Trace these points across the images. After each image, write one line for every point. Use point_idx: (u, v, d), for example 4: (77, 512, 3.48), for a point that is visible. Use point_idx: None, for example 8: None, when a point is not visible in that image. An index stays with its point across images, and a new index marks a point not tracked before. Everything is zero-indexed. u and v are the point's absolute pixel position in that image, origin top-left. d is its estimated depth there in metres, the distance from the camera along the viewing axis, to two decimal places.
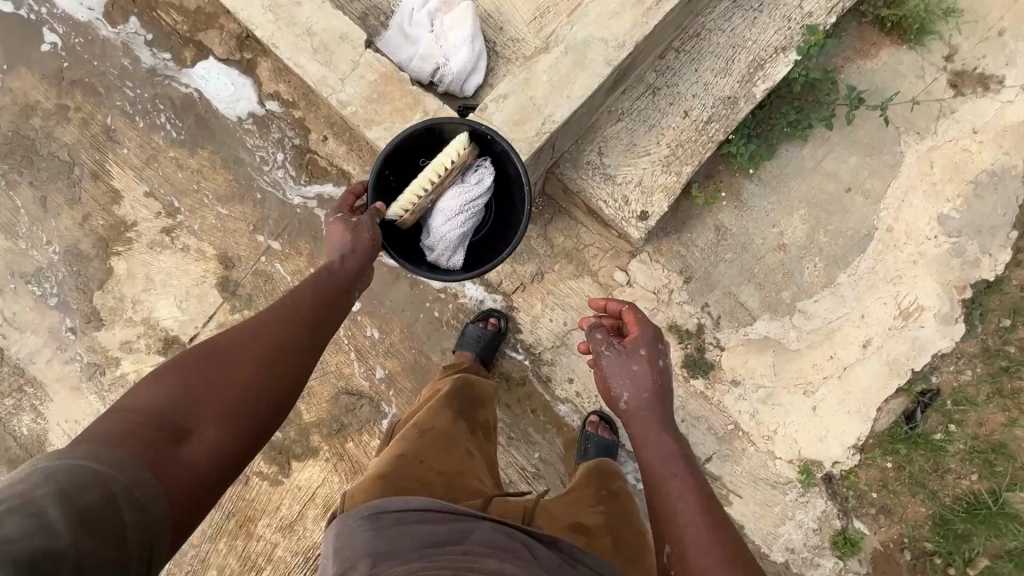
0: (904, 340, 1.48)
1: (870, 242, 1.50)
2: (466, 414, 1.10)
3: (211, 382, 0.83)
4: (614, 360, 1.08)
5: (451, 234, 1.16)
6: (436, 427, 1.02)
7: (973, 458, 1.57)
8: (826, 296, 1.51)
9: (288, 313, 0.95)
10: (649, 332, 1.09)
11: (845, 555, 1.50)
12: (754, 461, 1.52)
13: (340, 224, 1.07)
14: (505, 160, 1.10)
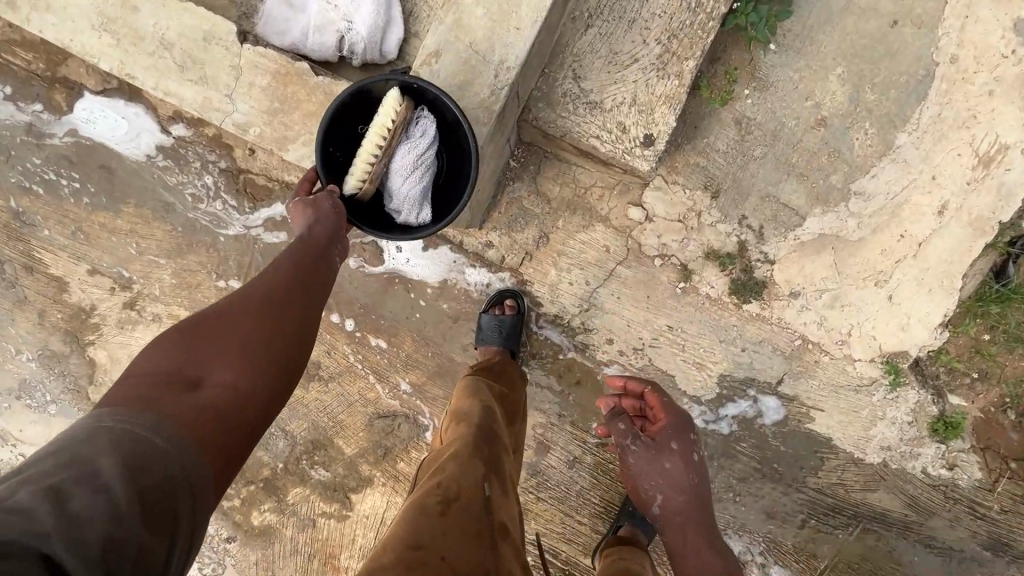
0: (987, 192, 1.22)
1: (931, 84, 1.20)
2: (495, 468, 0.95)
3: (219, 348, 0.70)
4: (643, 454, 1.10)
5: (408, 194, 0.85)
6: (456, 489, 0.89)
7: None
8: (885, 167, 1.24)
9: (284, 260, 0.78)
10: (676, 422, 1.13)
11: (946, 438, 1.39)
12: (831, 370, 1.37)
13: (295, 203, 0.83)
14: (450, 103, 0.81)
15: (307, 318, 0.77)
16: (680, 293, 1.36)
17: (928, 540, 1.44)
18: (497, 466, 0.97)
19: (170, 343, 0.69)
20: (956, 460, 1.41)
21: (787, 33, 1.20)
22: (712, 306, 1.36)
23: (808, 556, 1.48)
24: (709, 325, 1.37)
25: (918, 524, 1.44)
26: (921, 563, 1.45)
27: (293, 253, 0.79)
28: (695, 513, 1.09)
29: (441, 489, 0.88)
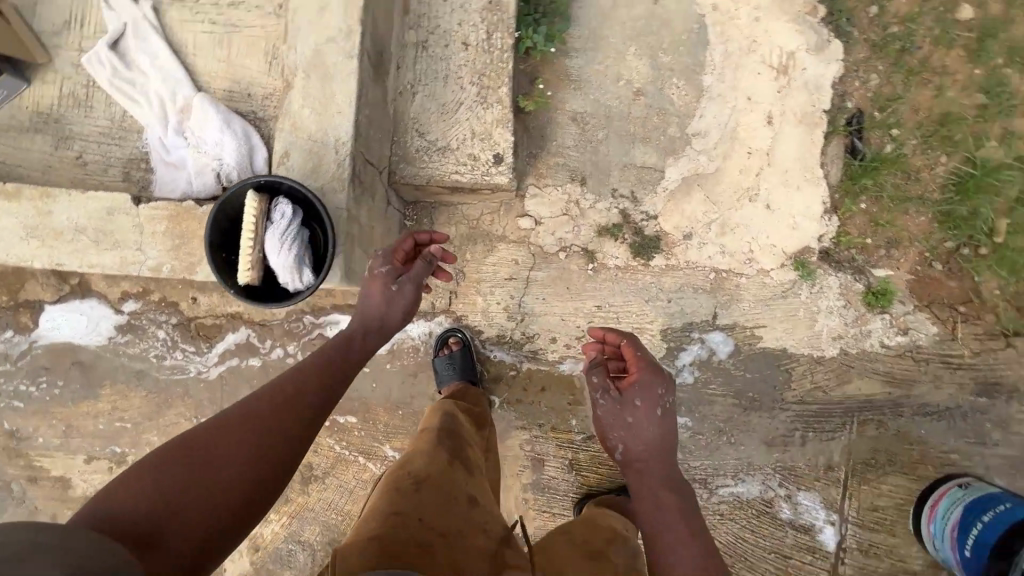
0: (800, 91, 1.42)
1: (709, 32, 1.43)
2: (459, 455, 1.04)
3: (204, 474, 0.78)
4: (610, 407, 1.15)
5: (284, 260, 1.00)
6: (425, 474, 0.95)
7: (928, 145, 1.52)
8: (707, 106, 1.43)
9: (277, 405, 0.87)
10: (642, 372, 1.15)
11: (886, 306, 1.46)
12: (753, 288, 1.47)
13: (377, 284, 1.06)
14: (289, 181, 1.00)
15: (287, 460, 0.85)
16: (593, 274, 1.48)
17: (924, 408, 1.46)
18: (461, 454, 1.05)
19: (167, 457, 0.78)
20: (907, 324, 1.47)
21: (579, 41, 1.44)
22: (625, 273, 1.48)
23: (824, 469, 1.48)
24: (631, 291, 1.48)
25: (906, 396, 1.46)
26: (929, 433, 1.46)
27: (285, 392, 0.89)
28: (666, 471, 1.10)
29: (411, 473, 0.96)
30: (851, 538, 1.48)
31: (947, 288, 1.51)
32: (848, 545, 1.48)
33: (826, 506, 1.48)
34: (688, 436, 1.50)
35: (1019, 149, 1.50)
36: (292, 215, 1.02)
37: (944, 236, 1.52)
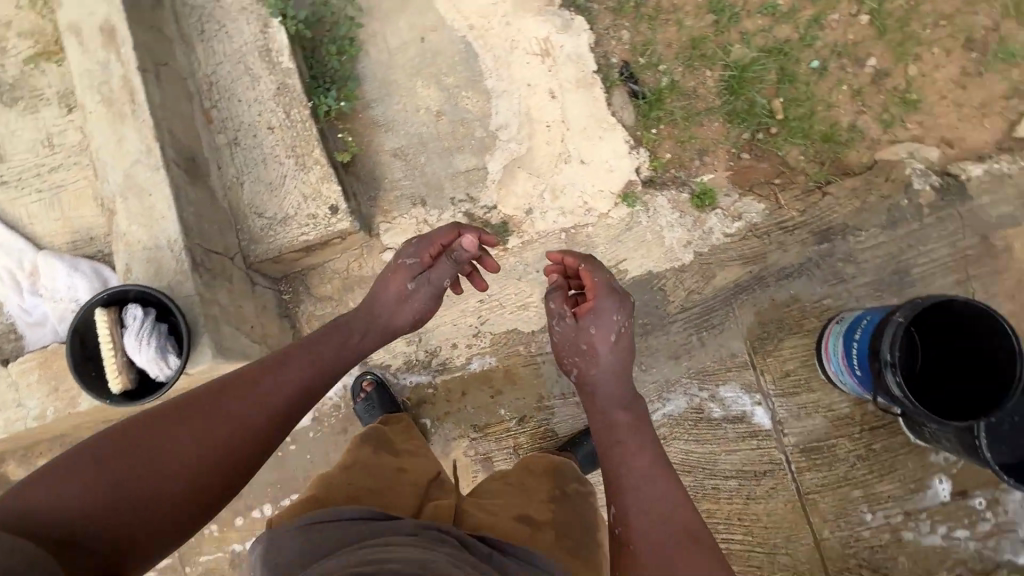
0: (566, 65, 1.66)
1: (475, 46, 1.66)
2: (388, 446, 1.32)
3: (171, 454, 0.97)
4: (566, 330, 1.37)
5: (147, 355, 1.11)
6: (358, 466, 1.22)
7: (691, 67, 1.78)
8: (499, 103, 1.65)
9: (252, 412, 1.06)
10: (599, 298, 1.33)
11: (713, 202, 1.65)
12: (602, 232, 1.64)
13: (394, 276, 1.35)
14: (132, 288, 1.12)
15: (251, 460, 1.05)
16: (464, 274, 1.62)
17: (784, 272, 1.63)
18: (388, 444, 1.33)
19: (144, 429, 0.98)
20: (738, 210, 1.67)
21: (373, 93, 1.65)
22: (491, 262, 1.63)
23: (730, 359, 1.60)
24: (502, 276, 1.62)
25: (764, 268, 1.63)
26: (797, 290, 1.62)
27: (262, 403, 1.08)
28: (620, 391, 1.32)
29: (341, 463, 1.24)
30: (781, 409, 1.59)
31: (759, 170, 1.74)
32: (782, 416, 1.59)
33: (747, 390, 1.60)
34: None
35: (761, 43, 1.78)
36: (144, 313, 1.14)
37: (738, 130, 1.76)
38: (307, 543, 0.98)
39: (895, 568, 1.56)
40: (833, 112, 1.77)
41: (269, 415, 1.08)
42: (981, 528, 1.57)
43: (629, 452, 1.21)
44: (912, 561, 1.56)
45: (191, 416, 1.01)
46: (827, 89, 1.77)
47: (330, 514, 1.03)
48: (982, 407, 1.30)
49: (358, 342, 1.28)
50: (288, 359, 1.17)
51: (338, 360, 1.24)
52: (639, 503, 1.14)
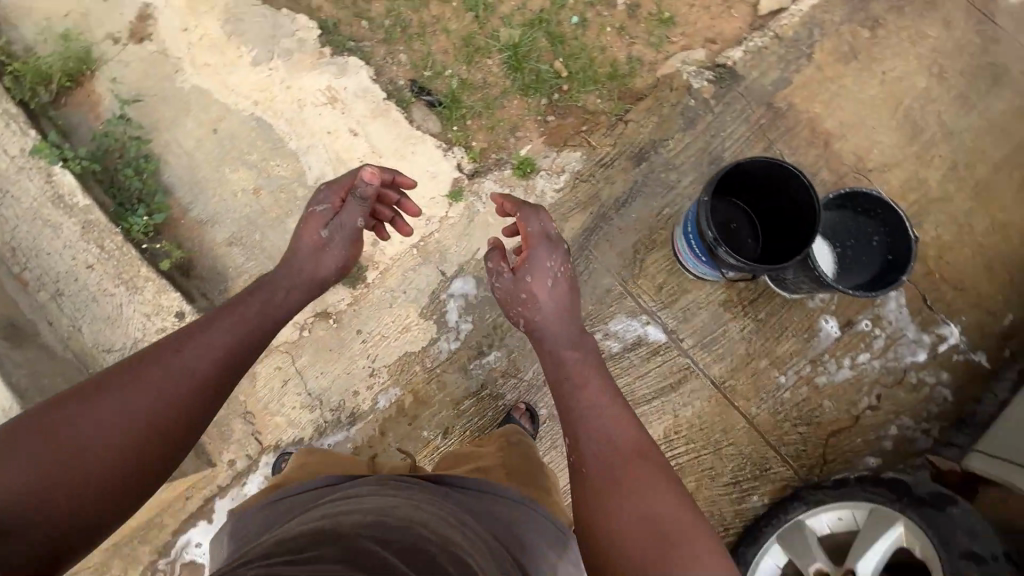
0: (356, 102, 1.77)
1: (266, 118, 1.73)
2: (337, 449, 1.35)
3: (111, 429, 0.95)
4: (507, 283, 1.50)
5: None
6: (311, 460, 1.25)
7: (472, 61, 1.92)
8: (308, 158, 1.71)
9: (188, 381, 1.06)
10: (535, 246, 1.46)
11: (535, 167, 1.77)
12: (447, 232, 1.71)
13: (309, 223, 1.40)
14: None
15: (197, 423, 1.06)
16: (339, 323, 1.65)
17: (619, 201, 1.75)
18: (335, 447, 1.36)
19: (72, 411, 0.95)
20: (560, 165, 1.79)
21: (187, 196, 1.68)
22: (359, 302, 1.66)
23: (607, 296, 1.70)
24: (374, 310, 1.66)
25: (602, 205, 1.75)
26: (638, 212, 1.75)
27: (198, 373, 1.08)
28: (565, 333, 1.46)
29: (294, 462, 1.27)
30: (668, 319, 1.69)
31: (566, 126, 1.89)
32: (672, 325, 1.69)
33: (633, 315, 1.69)
34: (506, 362, 1.66)
35: (522, 19, 1.94)
36: None
37: (534, 99, 1.91)
38: (271, 514, 1.05)
39: (824, 412, 1.67)
40: (608, 52, 1.94)
41: (216, 369, 1.10)
42: (877, 346, 1.72)
43: (584, 386, 1.35)
44: (834, 400, 1.68)
45: (133, 381, 1.01)
46: (594, 35, 1.94)
47: (294, 486, 1.11)
48: (787, 257, 1.44)
49: (285, 296, 1.31)
50: (223, 322, 1.18)
51: (264, 320, 1.24)
52: (592, 427, 1.26)
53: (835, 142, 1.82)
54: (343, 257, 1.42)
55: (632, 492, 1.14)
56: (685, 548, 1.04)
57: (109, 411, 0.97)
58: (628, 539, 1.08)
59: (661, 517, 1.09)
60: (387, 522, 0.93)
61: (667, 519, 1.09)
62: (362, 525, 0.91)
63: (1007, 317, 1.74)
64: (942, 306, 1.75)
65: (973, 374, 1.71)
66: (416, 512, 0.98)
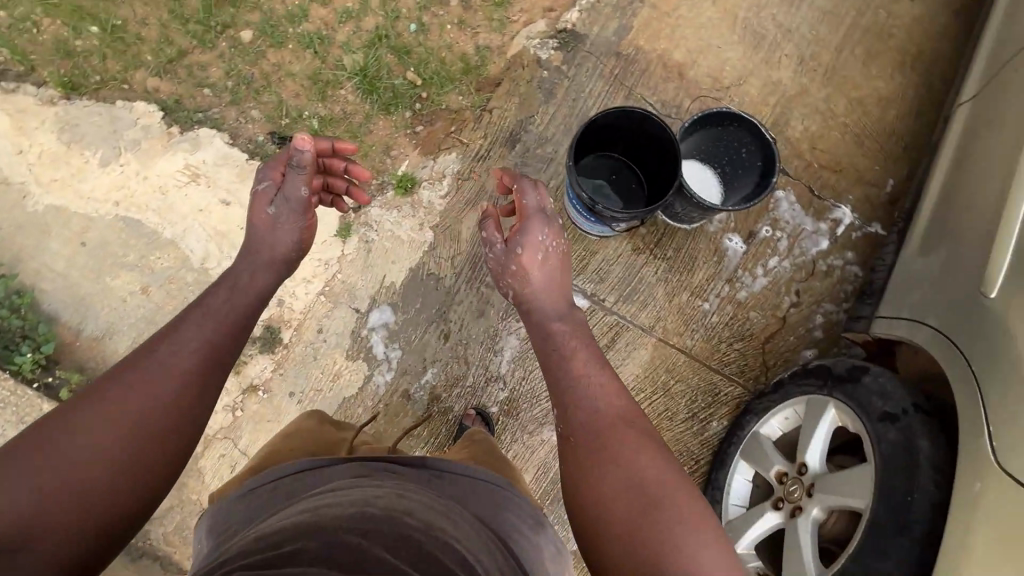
0: (220, 172, 1.73)
1: (132, 215, 1.68)
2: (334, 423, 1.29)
3: (111, 434, 0.96)
4: (500, 253, 1.49)
5: None
6: (300, 437, 1.20)
7: (326, 97, 1.91)
8: (188, 241, 1.67)
9: (176, 377, 1.06)
10: (530, 218, 1.46)
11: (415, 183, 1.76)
12: (350, 270, 1.69)
13: (258, 196, 1.43)
14: None
15: (195, 416, 1.07)
16: (269, 393, 1.62)
17: (505, 188, 1.78)
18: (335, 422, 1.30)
19: (69, 422, 0.95)
20: (439, 171, 1.79)
21: (75, 317, 1.62)
22: (283, 366, 1.63)
23: None
24: (300, 368, 1.64)
25: (490, 197, 1.77)
26: None
27: (186, 370, 1.08)
28: (556, 306, 1.45)
29: (287, 431, 1.22)
30: (585, 285, 1.72)
31: (436, 132, 1.90)
32: (590, 289, 1.72)
33: None
34: (444, 376, 1.67)
35: (363, 42, 1.93)
36: None
37: (398, 115, 1.91)
38: (250, 507, 1.00)
39: (752, 324, 1.74)
40: (456, 49, 1.94)
41: (200, 363, 1.11)
42: (782, 247, 1.79)
43: (575, 357, 1.32)
44: (759, 310, 1.75)
45: (124, 389, 1.01)
46: (437, 36, 1.95)
47: (274, 473, 1.04)
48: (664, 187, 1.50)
49: (248, 281, 1.33)
50: (200, 321, 1.17)
51: (237, 314, 1.24)
52: (582, 396, 1.24)
53: (689, 71, 1.88)
54: (297, 228, 1.43)
55: (626, 455, 1.11)
56: (669, 515, 1.02)
57: (106, 418, 0.97)
58: (613, 505, 1.06)
59: (647, 481, 1.07)
60: (371, 511, 0.90)
61: (655, 481, 1.07)
62: (344, 517, 0.87)
63: (889, 183, 1.83)
64: (828, 193, 1.83)
65: (875, 245, 1.79)
66: (401, 500, 0.94)
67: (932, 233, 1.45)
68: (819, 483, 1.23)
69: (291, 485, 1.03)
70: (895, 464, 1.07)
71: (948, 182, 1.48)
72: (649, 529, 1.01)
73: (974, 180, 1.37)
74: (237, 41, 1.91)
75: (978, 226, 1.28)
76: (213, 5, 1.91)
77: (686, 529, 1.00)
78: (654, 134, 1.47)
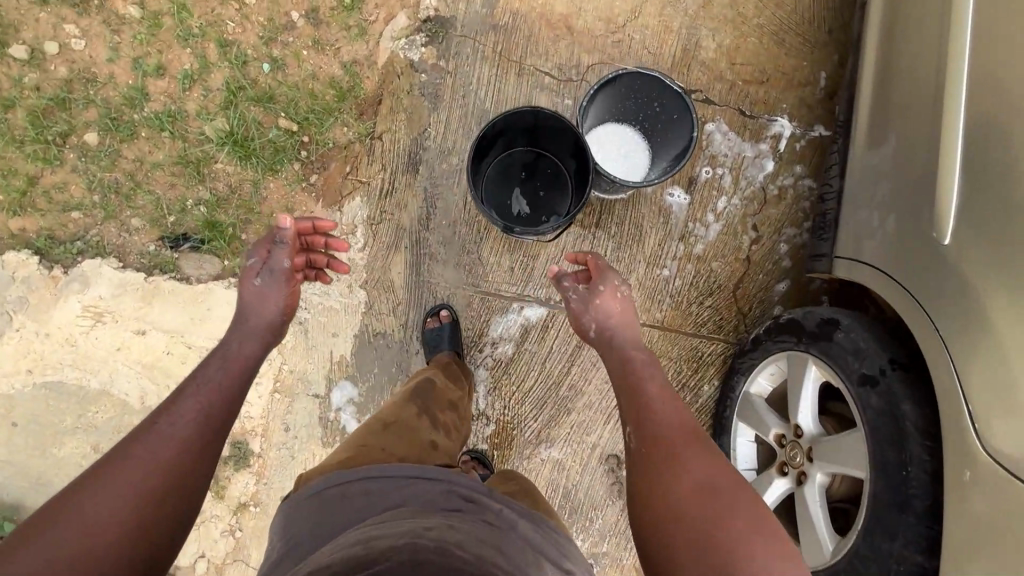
0: (124, 301, 1.60)
1: (52, 377, 1.56)
2: (428, 408, 1.27)
3: (117, 504, 0.85)
4: (581, 297, 1.43)
5: None
6: (396, 425, 1.17)
7: (204, 177, 1.72)
8: (119, 385, 1.56)
9: (178, 440, 0.95)
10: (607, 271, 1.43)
11: None
12: (295, 357, 1.60)
13: (246, 282, 1.29)
14: None
15: (198, 482, 0.95)
16: (260, 506, 1.57)
17: (424, 218, 1.63)
18: (431, 409, 1.28)
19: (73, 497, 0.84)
20: (349, 223, 1.64)
21: (38, 499, 1.54)
22: (264, 475, 1.57)
23: (471, 309, 1.62)
24: (281, 472, 1.58)
25: (411, 233, 1.63)
26: (447, 215, 1.63)
27: (187, 434, 0.97)
28: (632, 336, 1.38)
29: (380, 419, 1.18)
30: (538, 293, 1.62)
31: (333, 176, 1.73)
32: (544, 296, 1.62)
33: (505, 311, 1.62)
34: None
35: (219, 103, 1.71)
36: None
37: (287, 171, 1.73)
38: (325, 508, 0.92)
39: (717, 275, 1.65)
40: (321, 75, 1.72)
41: (200, 426, 1.00)
42: (727, 184, 1.65)
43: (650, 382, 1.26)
44: (720, 259, 1.65)
45: (123, 461, 0.90)
46: (296, 68, 1.72)
47: (347, 476, 0.96)
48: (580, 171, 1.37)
49: (237, 350, 1.19)
50: (191, 388, 1.06)
51: (232, 376, 1.13)
52: (656, 412, 1.18)
53: (577, 21, 1.67)
54: (284, 298, 1.29)
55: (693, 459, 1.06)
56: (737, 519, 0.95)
57: (109, 489, 0.86)
58: (681, 508, 0.99)
59: (718, 487, 1.01)
60: (424, 543, 0.78)
61: (723, 482, 1.01)
62: (397, 547, 0.76)
63: (821, 76, 1.67)
64: (760, 108, 1.66)
65: (822, 150, 1.66)
66: (453, 529, 0.82)
67: (871, 151, 1.33)
68: (818, 444, 1.18)
69: (366, 496, 0.93)
70: (883, 435, 1.02)
71: (878, 89, 1.35)
72: (723, 530, 0.93)
73: (904, 90, 1.24)
74: (84, 146, 1.69)
75: (916, 148, 1.17)
76: (40, 116, 1.67)
77: (748, 532, 0.93)
78: (551, 126, 1.34)
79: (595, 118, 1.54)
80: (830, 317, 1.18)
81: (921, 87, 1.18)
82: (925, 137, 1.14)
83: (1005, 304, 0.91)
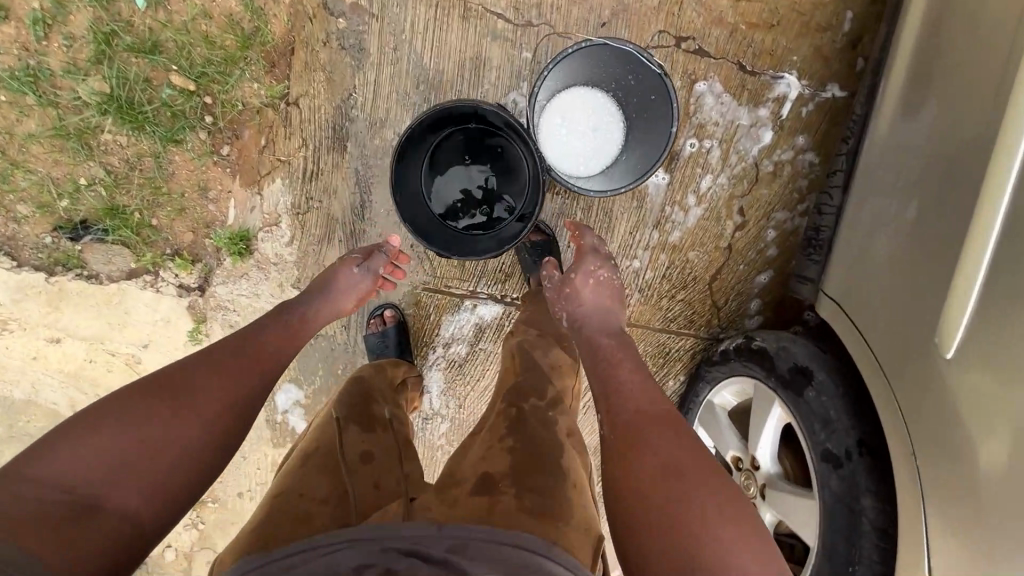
0: (29, 306, 1.43)
1: None
2: (354, 416, 1.05)
3: (188, 398, 0.87)
4: (554, 283, 1.30)
5: None
6: (318, 451, 0.96)
7: (91, 152, 1.42)
8: (46, 394, 1.47)
9: (246, 359, 0.97)
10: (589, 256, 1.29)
11: (243, 253, 1.41)
12: None
13: (342, 267, 1.22)
14: None
15: (255, 405, 0.95)
16: (218, 503, 1.56)
17: (358, 205, 1.39)
18: (360, 418, 1.06)
19: (161, 379, 0.88)
20: (272, 211, 1.41)
21: None
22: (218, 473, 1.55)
23: (420, 307, 1.47)
24: (235, 472, 1.55)
25: (344, 223, 1.40)
26: (385, 203, 1.39)
27: (253, 356, 0.99)
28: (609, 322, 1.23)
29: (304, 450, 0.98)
30: (494, 290, 1.46)
31: (248, 147, 1.44)
32: (500, 293, 1.46)
33: (456, 310, 1.47)
34: None
35: (88, 56, 1.36)
36: None
37: (191, 142, 1.43)
38: None
39: (694, 265, 1.47)
40: (214, 14, 1.34)
41: (269, 353, 1.01)
42: (714, 159, 1.40)
43: (620, 368, 1.10)
44: (699, 248, 1.46)
45: (202, 364, 0.93)
46: (180, 6, 1.34)
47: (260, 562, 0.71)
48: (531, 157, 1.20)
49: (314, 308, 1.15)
50: (246, 351, 0.99)
51: (306, 318, 1.13)
52: (629, 396, 1.04)
53: None
54: (356, 301, 1.23)
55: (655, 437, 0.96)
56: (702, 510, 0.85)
57: (179, 382, 0.88)
58: (641, 496, 0.90)
59: (686, 470, 0.90)
60: None
61: (689, 463, 0.91)
62: None
63: (846, 17, 1.33)
64: (763, 62, 1.35)
65: (833, 116, 1.38)
66: None
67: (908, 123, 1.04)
68: (776, 494, 1.13)
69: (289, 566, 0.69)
70: (839, 526, 0.95)
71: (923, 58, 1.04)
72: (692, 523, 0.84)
73: (964, 58, 0.92)
74: None
75: (934, 155, 0.93)
76: None
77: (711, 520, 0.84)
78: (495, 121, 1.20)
79: (560, 80, 1.27)
80: (806, 368, 1.04)
81: (985, 60, 0.86)
82: (966, 141, 0.86)
83: (989, 396, 0.74)
